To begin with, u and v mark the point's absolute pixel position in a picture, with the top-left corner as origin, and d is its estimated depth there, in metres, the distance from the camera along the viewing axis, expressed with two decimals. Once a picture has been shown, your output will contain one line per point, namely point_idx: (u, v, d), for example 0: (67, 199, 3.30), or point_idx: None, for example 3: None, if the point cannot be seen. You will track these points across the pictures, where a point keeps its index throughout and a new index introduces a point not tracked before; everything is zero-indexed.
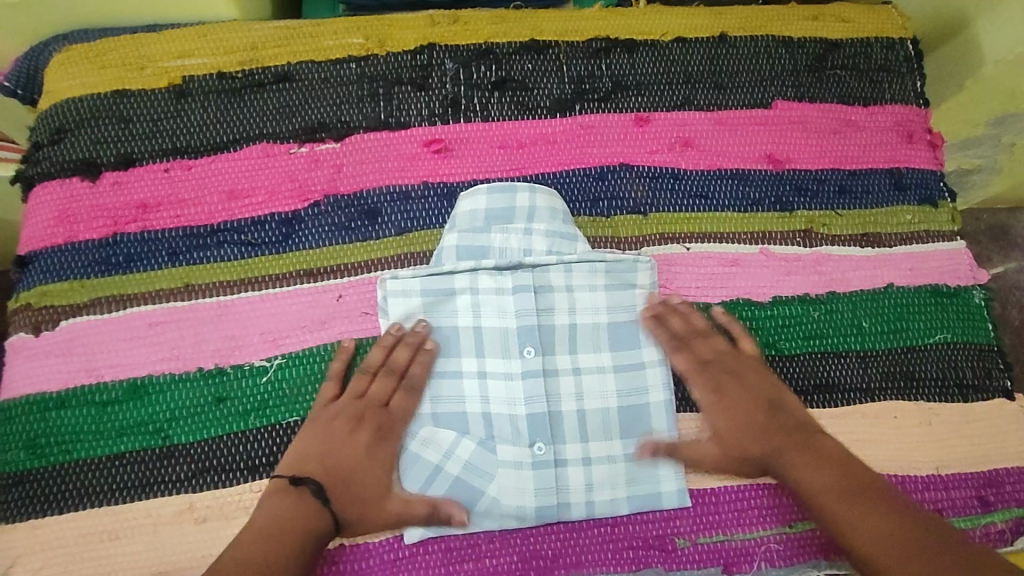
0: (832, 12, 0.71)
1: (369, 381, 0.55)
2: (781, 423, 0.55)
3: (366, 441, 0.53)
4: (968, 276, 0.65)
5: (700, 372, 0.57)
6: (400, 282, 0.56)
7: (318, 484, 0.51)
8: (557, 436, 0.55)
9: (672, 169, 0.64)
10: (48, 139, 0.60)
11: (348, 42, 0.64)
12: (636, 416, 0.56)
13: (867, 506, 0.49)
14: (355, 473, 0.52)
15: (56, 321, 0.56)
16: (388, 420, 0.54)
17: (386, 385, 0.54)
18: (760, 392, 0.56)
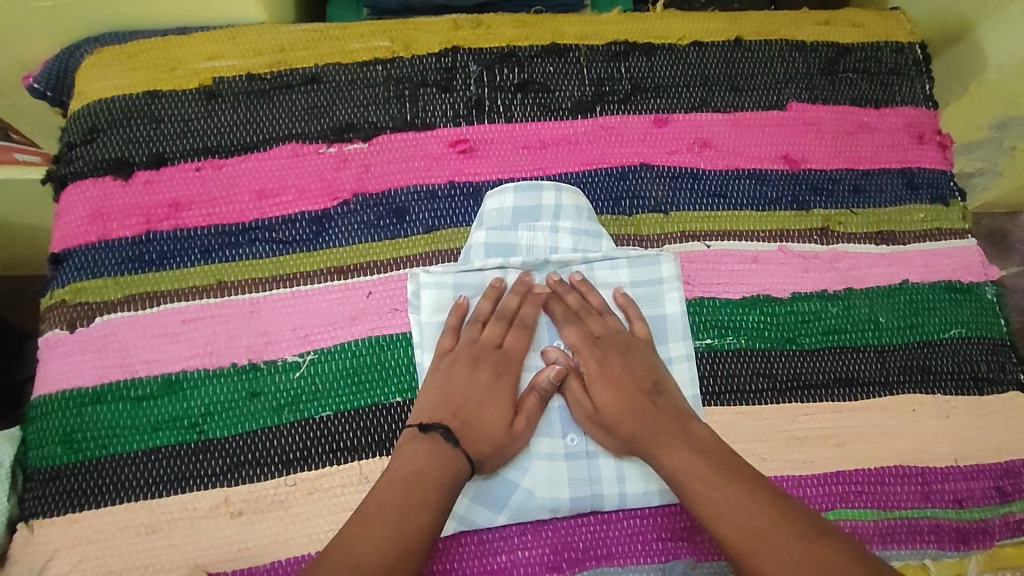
0: (842, 17, 0.73)
1: (504, 331, 0.58)
2: (652, 407, 0.54)
3: (488, 380, 0.55)
4: (980, 273, 0.66)
5: (591, 346, 0.58)
6: (434, 277, 0.58)
7: (445, 428, 0.52)
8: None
9: (692, 169, 0.66)
10: (81, 139, 0.61)
11: (374, 45, 0.66)
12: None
13: (757, 516, 0.46)
14: (480, 411, 0.54)
15: (90, 318, 0.56)
16: (509, 362, 0.57)
17: (497, 329, 0.57)
18: (631, 378, 0.56)
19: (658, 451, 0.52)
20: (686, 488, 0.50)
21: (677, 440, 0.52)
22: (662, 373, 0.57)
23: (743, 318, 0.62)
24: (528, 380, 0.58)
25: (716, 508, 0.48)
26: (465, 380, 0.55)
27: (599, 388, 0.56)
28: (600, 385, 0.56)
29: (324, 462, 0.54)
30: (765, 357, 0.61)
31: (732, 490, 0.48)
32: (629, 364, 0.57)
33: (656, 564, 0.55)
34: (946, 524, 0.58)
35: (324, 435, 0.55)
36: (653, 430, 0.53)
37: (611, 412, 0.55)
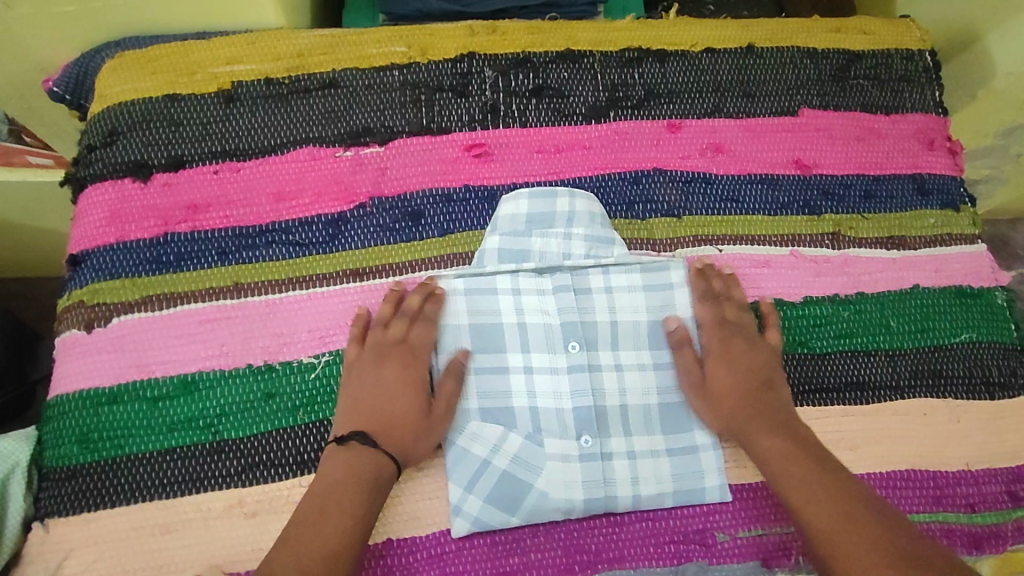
0: (854, 25, 0.73)
1: (408, 326, 0.57)
2: (756, 395, 0.57)
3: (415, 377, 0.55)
4: (990, 278, 0.67)
5: (720, 328, 0.60)
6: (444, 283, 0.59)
7: (362, 435, 0.52)
8: (603, 429, 0.57)
9: (704, 174, 0.66)
10: (100, 142, 0.62)
11: (391, 50, 0.66)
12: (677, 413, 0.58)
13: (835, 511, 0.49)
14: (393, 407, 0.54)
15: (108, 318, 0.57)
16: (413, 355, 0.56)
17: (401, 326, 0.57)
18: (761, 367, 0.58)
19: (770, 439, 0.55)
20: (780, 476, 0.53)
21: (772, 428, 0.55)
22: (774, 374, 0.58)
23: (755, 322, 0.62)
24: (542, 382, 0.57)
25: (801, 492, 0.51)
26: (368, 383, 0.55)
27: (716, 368, 0.58)
28: (724, 369, 0.58)
29: None
30: (777, 361, 0.61)
31: (813, 483, 0.51)
32: (751, 354, 0.58)
33: (668, 567, 0.55)
34: (959, 528, 0.58)
35: None
36: (745, 416, 0.56)
37: (722, 393, 0.57)
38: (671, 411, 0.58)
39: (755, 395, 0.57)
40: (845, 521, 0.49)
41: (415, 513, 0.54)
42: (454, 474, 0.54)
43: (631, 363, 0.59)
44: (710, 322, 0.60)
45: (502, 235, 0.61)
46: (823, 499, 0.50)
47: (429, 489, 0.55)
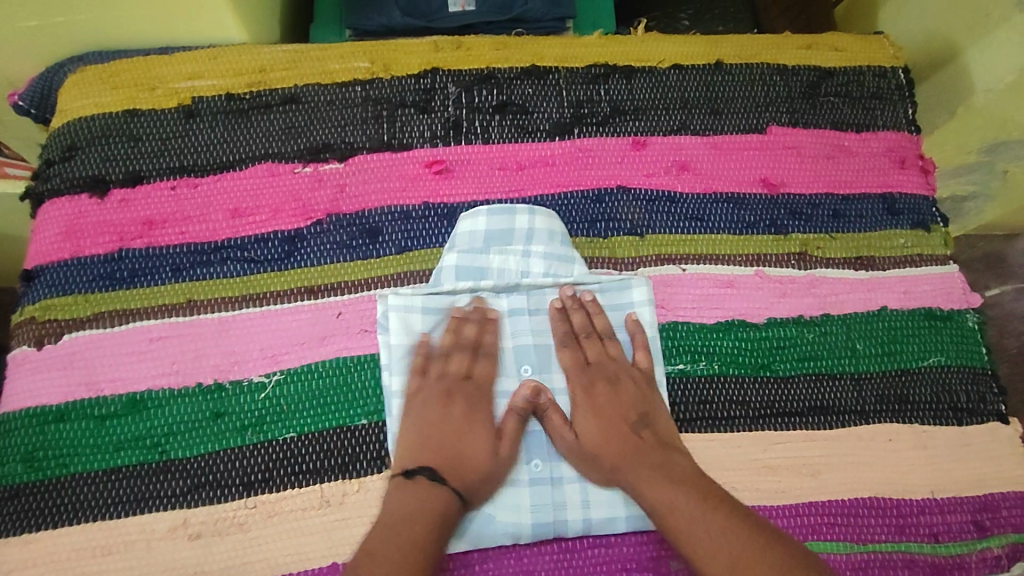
0: (826, 41, 0.72)
1: (470, 361, 0.58)
2: (635, 440, 0.55)
3: (462, 411, 0.56)
4: (961, 300, 0.66)
5: (581, 374, 0.59)
6: (401, 299, 0.58)
7: (429, 472, 0.52)
8: (553, 452, 0.57)
9: (669, 192, 0.66)
10: (59, 157, 0.61)
11: (353, 66, 0.66)
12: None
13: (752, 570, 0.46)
14: (459, 444, 0.54)
15: (59, 335, 0.56)
16: (480, 391, 0.57)
17: (463, 361, 0.57)
18: (614, 412, 0.57)
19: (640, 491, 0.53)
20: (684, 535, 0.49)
21: (668, 476, 0.52)
22: (654, 408, 0.57)
23: (717, 343, 0.61)
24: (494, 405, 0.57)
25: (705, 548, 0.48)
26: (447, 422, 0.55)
27: (583, 421, 0.56)
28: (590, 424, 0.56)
29: (286, 484, 0.54)
30: (738, 384, 0.60)
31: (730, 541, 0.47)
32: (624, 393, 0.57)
33: None
34: (921, 558, 0.57)
35: (287, 457, 0.54)
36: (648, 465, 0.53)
37: (591, 446, 0.55)
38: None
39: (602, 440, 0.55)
40: (784, 575, 0.45)
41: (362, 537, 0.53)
42: None
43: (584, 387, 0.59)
44: (575, 365, 0.59)
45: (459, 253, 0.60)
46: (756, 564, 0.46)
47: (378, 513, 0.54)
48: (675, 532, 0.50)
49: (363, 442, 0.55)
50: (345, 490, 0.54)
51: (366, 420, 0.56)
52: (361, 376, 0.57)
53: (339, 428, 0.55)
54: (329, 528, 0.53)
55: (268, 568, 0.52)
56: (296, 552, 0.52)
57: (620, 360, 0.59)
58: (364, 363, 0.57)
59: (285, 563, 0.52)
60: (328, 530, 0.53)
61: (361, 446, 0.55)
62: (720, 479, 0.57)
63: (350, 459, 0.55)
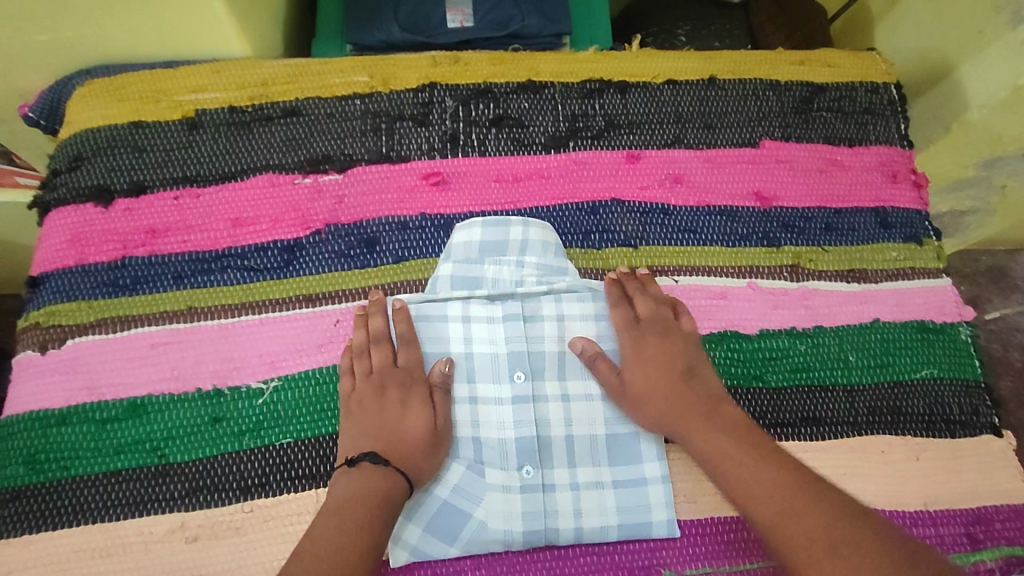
0: (818, 57, 0.74)
1: (393, 351, 0.57)
2: (683, 391, 0.56)
3: (399, 398, 0.55)
4: (954, 313, 0.66)
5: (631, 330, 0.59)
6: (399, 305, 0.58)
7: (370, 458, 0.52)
8: (546, 460, 0.56)
9: (663, 205, 0.66)
10: (66, 167, 0.63)
11: (354, 80, 0.68)
12: (625, 445, 0.57)
13: (809, 528, 0.47)
14: (399, 430, 0.54)
15: (63, 340, 0.58)
16: (408, 376, 0.56)
17: (384, 352, 0.57)
18: (672, 359, 0.58)
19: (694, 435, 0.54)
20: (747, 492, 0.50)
21: (727, 435, 0.54)
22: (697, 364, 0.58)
23: (710, 354, 0.61)
24: (487, 411, 0.57)
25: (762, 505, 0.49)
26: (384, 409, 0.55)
27: (632, 370, 0.57)
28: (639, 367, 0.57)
29: (281, 488, 0.54)
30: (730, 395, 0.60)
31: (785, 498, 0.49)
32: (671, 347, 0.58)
33: None
34: None
35: (283, 462, 0.55)
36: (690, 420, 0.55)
37: (637, 389, 0.57)
38: (617, 442, 0.58)
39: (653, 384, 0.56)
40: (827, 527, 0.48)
41: None
42: None
43: (578, 393, 0.58)
44: (624, 323, 0.59)
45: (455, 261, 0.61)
46: (814, 524, 0.47)
47: None
48: (732, 483, 0.52)
49: None
50: None
51: None
52: None
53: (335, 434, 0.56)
54: None
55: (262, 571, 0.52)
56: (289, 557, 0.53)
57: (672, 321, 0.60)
58: None
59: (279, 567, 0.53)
60: None
61: None
62: (712, 488, 0.57)
63: None
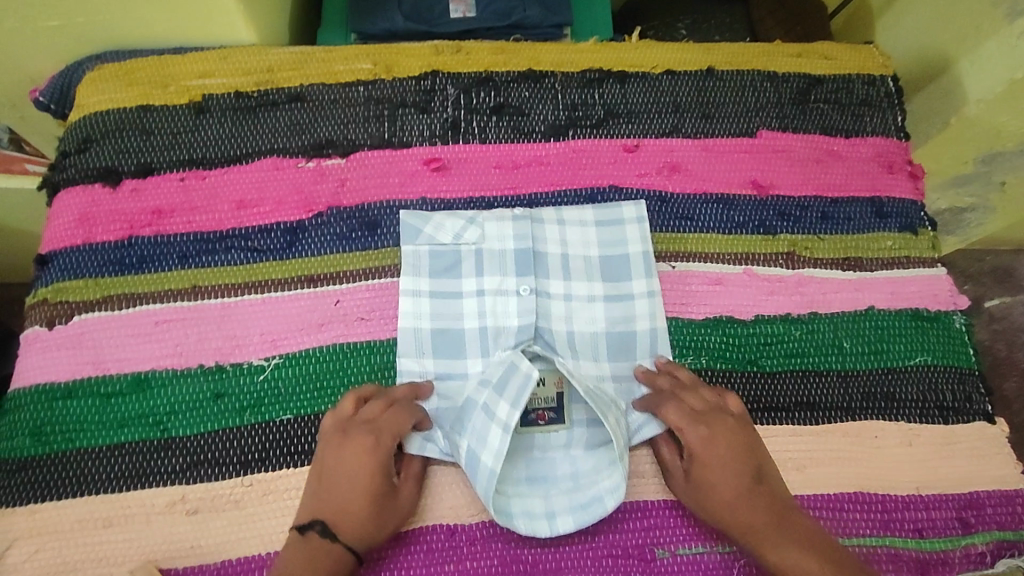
0: (816, 50, 0.75)
1: (381, 406, 0.54)
2: (759, 496, 0.52)
3: (355, 453, 0.52)
4: (948, 302, 0.67)
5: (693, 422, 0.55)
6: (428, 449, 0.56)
7: (322, 524, 0.50)
8: (541, 273, 0.62)
9: (661, 192, 0.67)
10: (75, 149, 0.65)
11: (357, 67, 0.69)
12: (617, 264, 0.63)
13: None
14: (348, 498, 0.51)
15: (69, 316, 0.59)
16: (383, 435, 0.52)
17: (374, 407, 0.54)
18: (743, 458, 0.53)
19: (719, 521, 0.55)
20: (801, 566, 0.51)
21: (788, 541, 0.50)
22: (762, 459, 0.55)
23: (705, 338, 0.62)
24: (494, 306, 0.61)
25: None
26: (330, 484, 0.52)
27: (712, 478, 0.53)
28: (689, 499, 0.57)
29: (281, 463, 0.55)
30: (725, 378, 0.61)
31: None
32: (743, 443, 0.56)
33: None
34: (905, 553, 0.57)
35: (283, 438, 0.56)
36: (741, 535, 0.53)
37: (718, 504, 0.52)
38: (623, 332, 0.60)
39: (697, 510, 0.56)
40: None
41: None
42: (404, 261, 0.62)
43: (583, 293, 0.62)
44: (682, 416, 0.55)
45: (480, 239, 0.63)
46: None
47: None
48: None
49: None
50: None
51: None
52: (358, 362, 0.59)
53: None
54: None
55: (262, 544, 0.53)
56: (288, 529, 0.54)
57: (713, 407, 0.56)
58: (361, 350, 0.59)
59: (279, 539, 0.53)
60: None
61: None
62: None
63: None
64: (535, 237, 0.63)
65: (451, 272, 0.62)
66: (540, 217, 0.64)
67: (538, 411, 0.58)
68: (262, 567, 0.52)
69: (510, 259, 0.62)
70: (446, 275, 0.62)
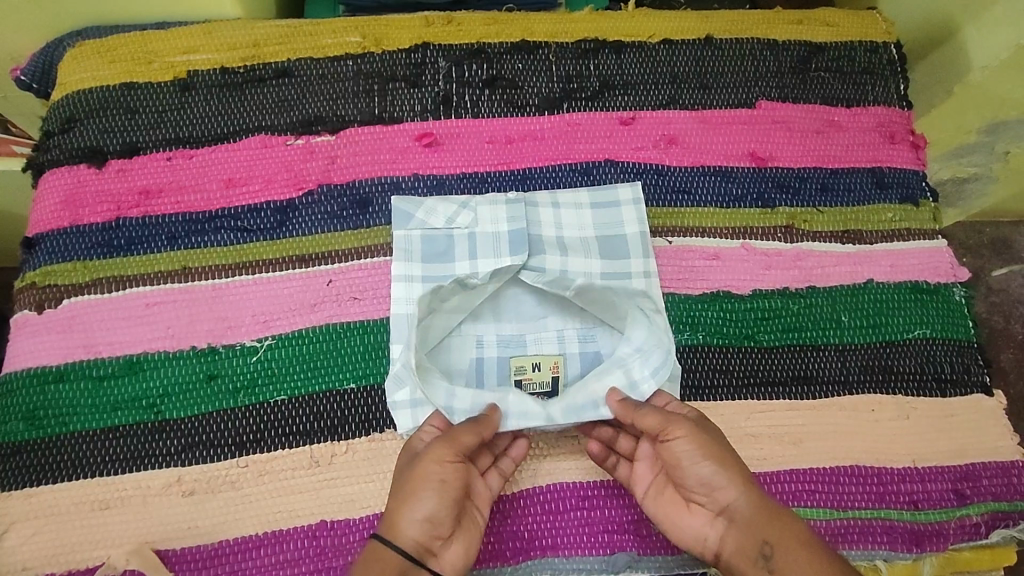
0: (817, 17, 0.73)
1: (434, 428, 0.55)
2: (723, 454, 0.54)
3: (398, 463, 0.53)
4: (948, 274, 0.66)
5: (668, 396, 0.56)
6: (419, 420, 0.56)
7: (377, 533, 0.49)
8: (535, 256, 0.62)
9: (657, 166, 0.66)
10: (58, 129, 0.63)
11: (346, 41, 0.67)
12: (613, 245, 0.63)
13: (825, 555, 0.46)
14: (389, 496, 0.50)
15: (59, 299, 0.58)
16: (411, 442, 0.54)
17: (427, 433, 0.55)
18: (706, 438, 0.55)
19: (722, 483, 0.50)
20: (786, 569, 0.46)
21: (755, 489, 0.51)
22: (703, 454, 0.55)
23: (702, 314, 0.61)
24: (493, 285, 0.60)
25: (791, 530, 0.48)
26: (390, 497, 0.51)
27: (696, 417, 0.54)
28: (691, 444, 0.50)
29: (276, 445, 0.55)
30: (722, 353, 0.60)
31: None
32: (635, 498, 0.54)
33: (602, 556, 0.54)
34: (900, 525, 0.57)
35: (278, 419, 0.56)
36: (768, 515, 0.48)
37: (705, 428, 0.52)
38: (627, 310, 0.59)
39: (715, 452, 0.50)
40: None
41: (350, 495, 0.54)
42: (396, 249, 0.61)
43: (578, 271, 0.61)
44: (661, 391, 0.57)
45: (473, 224, 0.62)
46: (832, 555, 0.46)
47: (367, 472, 0.55)
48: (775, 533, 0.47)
49: (350, 406, 0.56)
50: (333, 451, 0.55)
51: (354, 383, 0.57)
52: (350, 341, 0.58)
53: (328, 391, 0.57)
54: (317, 487, 0.54)
55: (258, 524, 0.53)
56: (284, 510, 0.54)
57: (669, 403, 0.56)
58: (354, 330, 0.58)
59: (275, 519, 0.53)
60: (315, 490, 0.54)
61: (349, 409, 0.56)
62: None
63: (339, 421, 0.56)
64: (529, 221, 0.62)
65: (443, 258, 0.61)
66: (534, 201, 0.63)
67: (533, 397, 0.58)
68: (260, 546, 0.53)
69: (503, 241, 0.61)
70: (438, 260, 0.61)
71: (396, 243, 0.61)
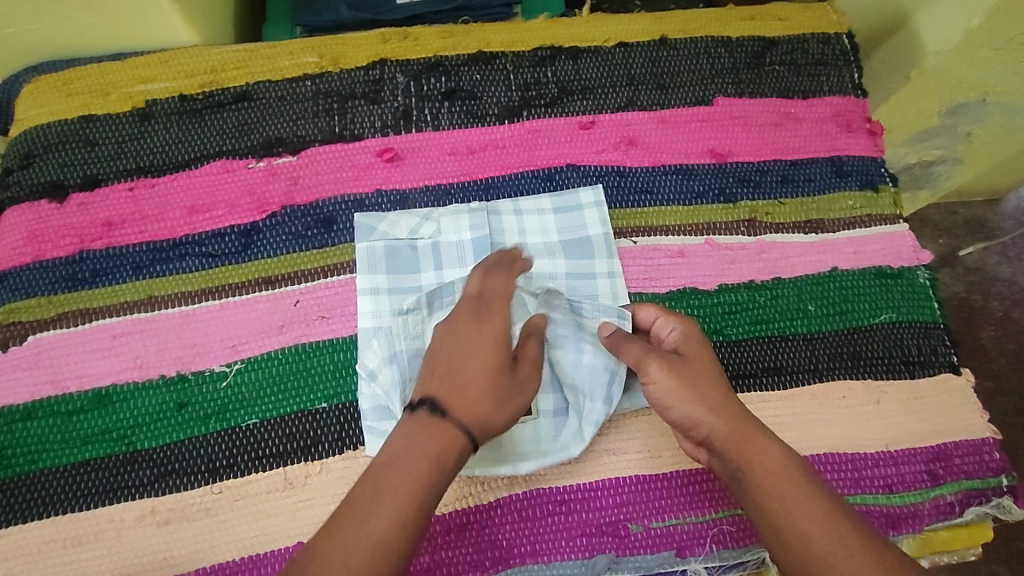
0: (769, 12, 0.74)
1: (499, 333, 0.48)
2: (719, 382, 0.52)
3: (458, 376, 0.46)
4: (911, 258, 0.67)
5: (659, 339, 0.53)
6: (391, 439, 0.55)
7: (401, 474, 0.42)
8: None
9: (618, 167, 0.66)
10: (17, 165, 0.63)
11: (303, 61, 0.67)
12: (579, 247, 0.63)
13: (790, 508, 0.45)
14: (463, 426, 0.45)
15: (24, 336, 0.58)
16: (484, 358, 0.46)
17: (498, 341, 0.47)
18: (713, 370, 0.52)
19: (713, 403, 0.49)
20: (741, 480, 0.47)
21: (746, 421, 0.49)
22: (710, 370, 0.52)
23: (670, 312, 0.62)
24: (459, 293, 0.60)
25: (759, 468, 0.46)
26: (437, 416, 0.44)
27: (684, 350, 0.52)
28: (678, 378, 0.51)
29: (250, 469, 0.55)
30: None
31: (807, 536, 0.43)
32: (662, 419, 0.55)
33: (582, 560, 0.54)
34: (877, 509, 0.58)
35: (251, 443, 0.56)
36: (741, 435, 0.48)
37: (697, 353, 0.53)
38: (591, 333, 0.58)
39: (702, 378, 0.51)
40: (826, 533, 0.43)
41: (324, 516, 0.54)
42: (361, 263, 0.61)
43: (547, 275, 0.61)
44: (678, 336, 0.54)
45: (437, 234, 0.62)
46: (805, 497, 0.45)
47: (341, 492, 0.54)
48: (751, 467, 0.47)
49: (323, 425, 0.56)
50: (307, 472, 0.55)
51: (325, 404, 0.57)
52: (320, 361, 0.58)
53: (300, 412, 0.57)
54: (293, 509, 0.54)
55: (235, 550, 0.53)
56: (260, 534, 0.53)
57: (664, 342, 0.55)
58: (323, 349, 0.58)
59: (251, 544, 0.53)
60: (291, 511, 0.54)
61: (323, 429, 0.56)
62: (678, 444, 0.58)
63: (313, 440, 0.56)
64: (492, 229, 0.63)
65: (410, 266, 0.61)
66: (497, 209, 0.64)
67: None
68: (237, 572, 0.53)
69: (469, 248, 0.62)
70: (405, 269, 0.61)
71: (361, 258, 0.61)
